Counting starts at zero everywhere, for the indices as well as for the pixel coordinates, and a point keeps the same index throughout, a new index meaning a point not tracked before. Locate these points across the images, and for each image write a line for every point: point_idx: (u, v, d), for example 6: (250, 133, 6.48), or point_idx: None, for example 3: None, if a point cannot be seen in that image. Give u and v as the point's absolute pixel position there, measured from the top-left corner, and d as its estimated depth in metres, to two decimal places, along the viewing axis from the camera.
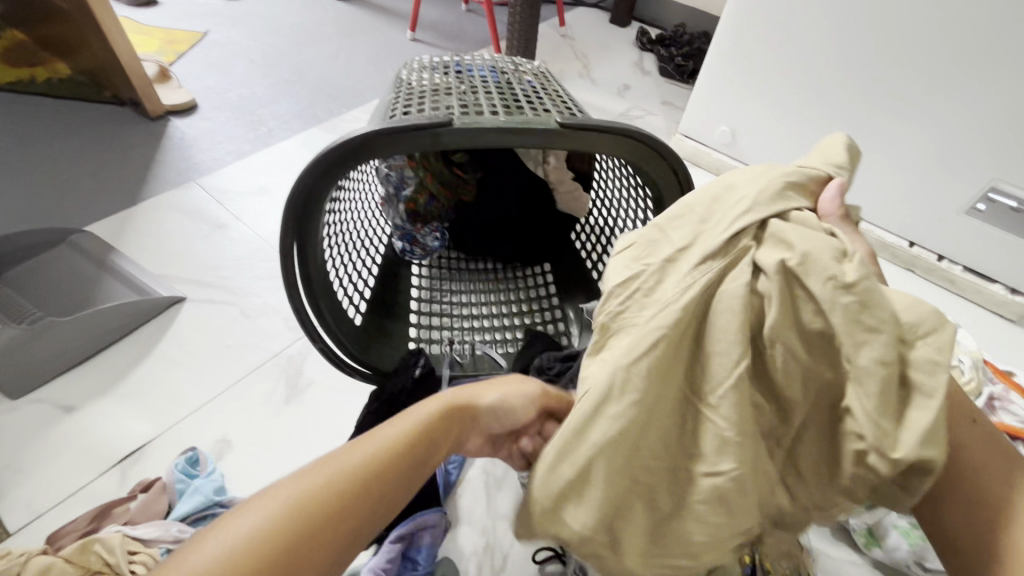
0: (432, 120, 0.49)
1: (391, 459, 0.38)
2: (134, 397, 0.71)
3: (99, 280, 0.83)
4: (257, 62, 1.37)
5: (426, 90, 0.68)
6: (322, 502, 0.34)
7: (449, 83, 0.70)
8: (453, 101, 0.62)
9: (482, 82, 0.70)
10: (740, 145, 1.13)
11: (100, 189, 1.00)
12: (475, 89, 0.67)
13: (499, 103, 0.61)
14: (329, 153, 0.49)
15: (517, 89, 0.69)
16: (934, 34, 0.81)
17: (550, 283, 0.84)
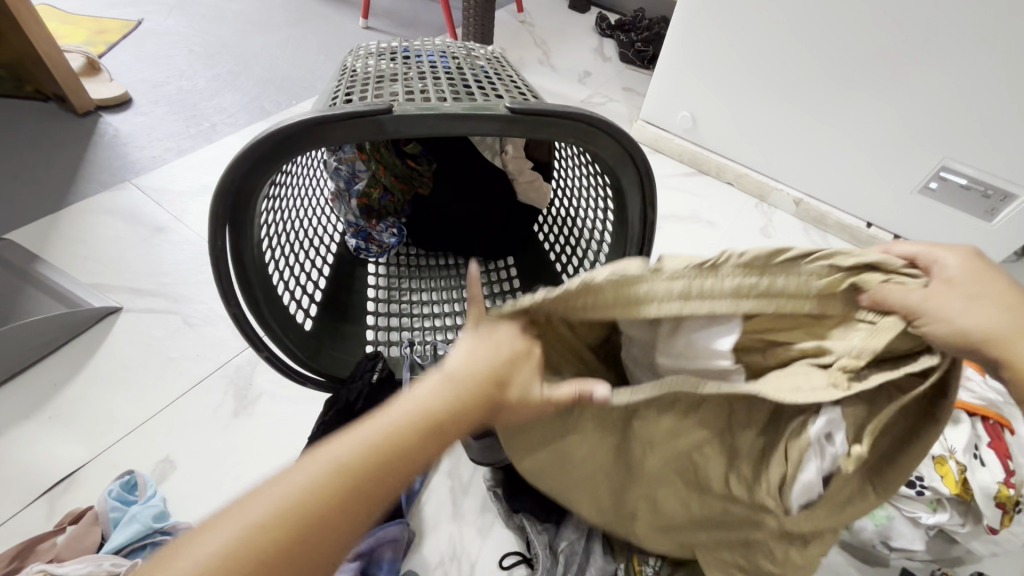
0: (372, 107, 0.45)
1: (376, 459, 0.30)
2: (64, 419, 0.65)
3: (21, 292, 0.76)
4: (197, 52, 1.29)
5: (372, 78, 0.64)
6: (280, 530, 0.27)
7: (395, 69, 0.66)
8: (398, 88, 0.58)
9: (431, 67, 0.67)
10: (701, 130, 1.12)
11: (23, 193, 0.92)
12: (423, 75, 0.64)
13: (447, 89, 0.58)
14: (259, 146, 0.45)
15: (468, 75, 0.66)
16: (889, 14, 0.80)
17: (513, 276, 0.82)
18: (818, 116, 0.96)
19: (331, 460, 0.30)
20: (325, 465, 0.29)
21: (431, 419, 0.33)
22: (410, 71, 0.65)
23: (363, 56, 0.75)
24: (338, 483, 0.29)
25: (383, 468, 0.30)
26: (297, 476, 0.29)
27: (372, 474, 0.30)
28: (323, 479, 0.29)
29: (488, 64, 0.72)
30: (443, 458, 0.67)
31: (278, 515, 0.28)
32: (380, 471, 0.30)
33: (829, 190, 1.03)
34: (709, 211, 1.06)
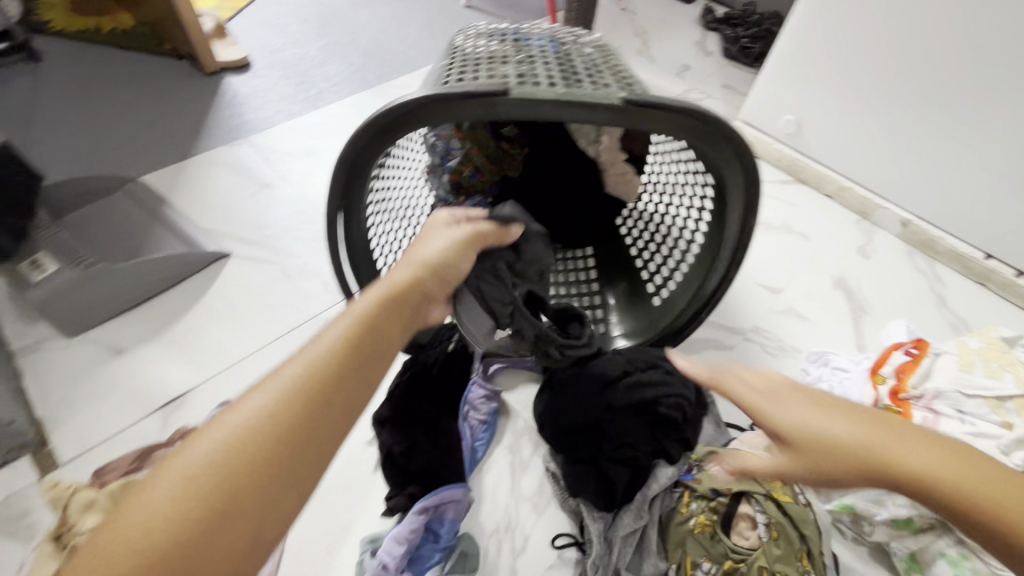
0: (488, 87, 0.47)
1: (300, 390, 0.36)
2: (178, 346, 0.73)
3: (151, 230, 0.85)
4: (311, 21, 1.36)
5: (482, 58, 0.65)
6: (233, 473, 0.32)
7: (506, 51, 0.67)
8: (509, 72, 0.59)
9: (540, 51, 0.67)
10: (805, 137, 1.05)
11: (156, 140, 1.02)
12: (533, 58, 0.64)
13: (557, 74, 0.58)
14: (379, 118, 0.48)
15: (577, 61, 0.66)
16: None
17: (590, 268, 0.82)
18: (946, 133, 0.88)
19: (242, 417, 0.34)
20: (252, 414, 0.34)
21: (348, 351, 0.39)
22: (519, 54, 0.66)
23: (471, 36, 0.76)
24: (280, 417, 0.35)
25: (323, 391, 0.37)
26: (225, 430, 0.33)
27: (307, 404, 0.36)
28: (259, 427, 0.34)
29: (594, 51, 0.72)
30: (506, 431, 0.69)
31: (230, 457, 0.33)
32: (312, 401, 0.36)
33: (945, 212, 0.94)
34: (803, 222, 1.00)
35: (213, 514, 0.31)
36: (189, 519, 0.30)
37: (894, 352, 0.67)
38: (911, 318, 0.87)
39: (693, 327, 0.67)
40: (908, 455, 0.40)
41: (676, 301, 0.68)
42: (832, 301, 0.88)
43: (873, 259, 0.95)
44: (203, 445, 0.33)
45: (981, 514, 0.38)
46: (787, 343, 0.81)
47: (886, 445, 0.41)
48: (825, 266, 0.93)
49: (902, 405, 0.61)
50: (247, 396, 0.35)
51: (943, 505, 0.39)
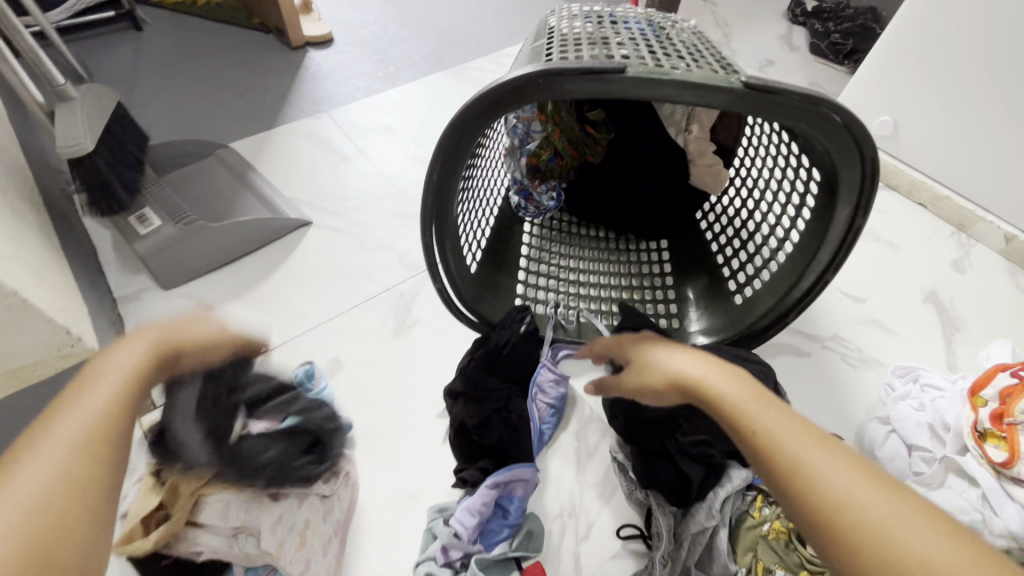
0: (605, 65, 0.46)
1: (109, 433, 0.37)
2: (262, 307, 0.77)
3: (239, 195, 0.88)
4: (391, 1, 1.38)
5: (582, 38, 0.64)
6: (57, 509, 0.32)
7: (605, 33, 0.66)
8: (614, 52, 0.58)
9: (640, 34, 0.66)
10: (901, 140, 0.99)
11: (244, 109, 1.06)
12: (634, 41, 0.63)
13: (663, 58, 0.57)
14: (491, 91, 0.47)
15: (678, 46, 0.64)
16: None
17: (664, 262, 0.80)
18: None
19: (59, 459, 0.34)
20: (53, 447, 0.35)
21: (130, 393, 0.40)
22: (620, 35, 0.64)
23: (565, 17, 0.75)
24: (90, 456, 0.35)
25: (119, 439, 0.37)
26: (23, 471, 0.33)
27: (110, 446, 0.36)
28: (69, 472, 0.34)
29: (694, 38, 0.70)
30: (573, 418, 0.69)
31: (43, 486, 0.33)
32: (123, 430, 0.38)
33: None
34: (892, 230, 0.95)
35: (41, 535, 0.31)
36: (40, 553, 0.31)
37: (998, 373, 0.62)
38: (1010, 339, 0.81)
39: (777, 328, 0.65)
40: (871, 506, 0.33)
41: (761, 300, 0.66)
42: (921, 315, 0.83)
43: (969, 275, 0.89)
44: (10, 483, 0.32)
45: (852, 519, 0.33)
46: (870, 355, 0.77)
47: (854, 491, 0.34)
48: (915, 278, 0.88)
49: (1006, 429, 0.57)
50: (30, 458, 0.34)
51: (803, 501, 0.35)
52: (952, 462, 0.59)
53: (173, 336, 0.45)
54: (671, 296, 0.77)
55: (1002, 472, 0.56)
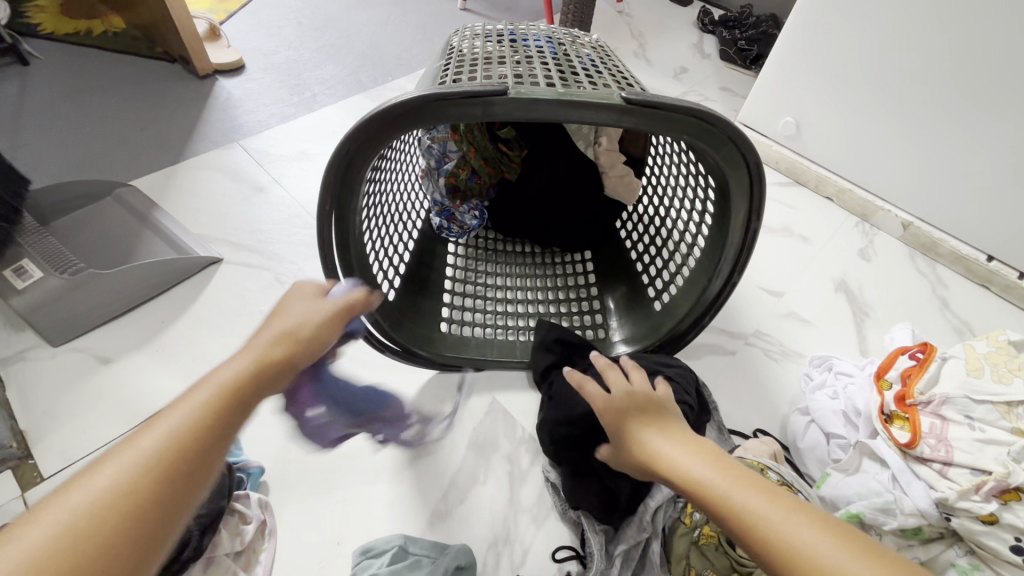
0: (486, 87, 0.45)
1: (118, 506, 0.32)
2: (168, 355, 0.72)
3: (140, 235, 0.83)
4: (305, 24, 1.35)
5: (478, 59, 0.63)
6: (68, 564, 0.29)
7: (502, 52, 0.66)
8: (507, 71, 0.57)
9: (537, 52, 0.66)
10: (804, 139, 1.04)
11: (146, 143, 1.00)
12: (530, 59, 0.63)
13: (556, 75, 0.58)
14: (373, 119, 0.46)
15: (575, 62, 0.65)
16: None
17: (589, 272, 0.81)
18: (944, 134, 0.87)
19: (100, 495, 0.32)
20: (163, 438, 0.35)
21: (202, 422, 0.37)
22: (516, 54, 0.64)
23: (465, 38, 0.74)
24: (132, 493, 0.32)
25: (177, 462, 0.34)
26: (144, 444, 0.34)
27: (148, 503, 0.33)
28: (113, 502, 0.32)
29: (592, 53, 0.71)
30: (503, 442, 0.68)
31: (94, 516, 0.31)
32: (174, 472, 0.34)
33: (949, 214, 0.93)
34: (803, 225, 0.99)
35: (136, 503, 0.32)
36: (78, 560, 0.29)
37: (900, 357, 0.66)
38: (913, 321, 0.85)
39: (695, 332, 0.66)
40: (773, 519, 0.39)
41: (677, 305, 0.66)
42: (833, 304, 0.87)
43: (874, 262, 0.94)
44: (90, 485, 0.32)
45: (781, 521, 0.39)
46: (790, 348, 0.80)
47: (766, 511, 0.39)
48: (826, 268, 0.92)
49: (908, 409, 0.60)
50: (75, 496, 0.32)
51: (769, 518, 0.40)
52: (864, 446, 0.61)
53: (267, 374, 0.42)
54: (596, 306, 0.77)
55: (907, 452, 0.58)
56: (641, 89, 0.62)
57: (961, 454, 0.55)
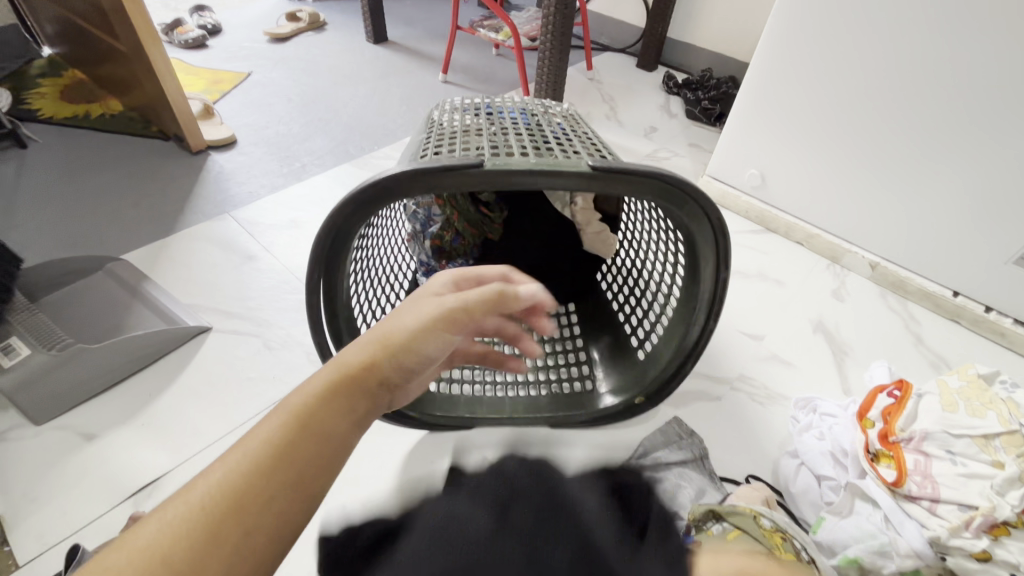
0: (463, 160, 0.49)
1: (183, 529, 0.32)
2: (152, 428, 0.71)
3: (130, 307, 0.84)
4: (295, 100, 1.44)
5: (459, 133, 0.68)
6: (166, 563, 0.31)
7: (479, 125, 0.71)
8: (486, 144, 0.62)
9: (512, 124, 0.72)
10: (770, 189, 1.10)
11: (138, 217, 1.03)
12: (505, 131, 0.69)
13: (529, 145, 0.63)
14: (359, 194, 0.49)
15: (547, 132, 0.71)
16: (991, 74, 0.77)
17: (573, 323, 0.83)
18: (895, 180, 0.92)
19: (177, 511, 0.33)
20: (214, 482, 0.34)
21: (295, 439, 0.37)
22: (494, 127, 0.69)
23: (447, 112, 0.79)
24: (201, 518, 0.33)
25: (267, 479, 0.35)
26: (195, 493, 0.34)
27: (221, 519, 0.33)
28: (168, 549, 0.31)
29: (564, 123, 0.76)
30: None
31: (175, 538, 0.32)
32: (270, 479, 0.35)
33: (911, 254, 0.97)
34: (777, 269, 1.03)
35: (219, 535, 0.32)
36: (175, 556, 0.31)
37: (878, 395, 0.67)
38: (890, 358, 0.88)
39: (679, 379, 0.67)
40: None
41: (659, 354, 0.68)
42: (812, 345, 0.89)
43: (848, 301, 0.98)
44: (162, 518, 0.33)
45: None
46: (775, 391, 0.81)
47: None
48: (802, 310, 0.95)
49: (893, 447, 0.61)
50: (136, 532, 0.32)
51: None
52: (854, 488, 0.60)
53: (360, 390, 0.40)
54: (583, 357, 0.78)
55: (896, 491, 0.58)
56: (611, 154, 0.68)
57: (947, 490, 0.55)
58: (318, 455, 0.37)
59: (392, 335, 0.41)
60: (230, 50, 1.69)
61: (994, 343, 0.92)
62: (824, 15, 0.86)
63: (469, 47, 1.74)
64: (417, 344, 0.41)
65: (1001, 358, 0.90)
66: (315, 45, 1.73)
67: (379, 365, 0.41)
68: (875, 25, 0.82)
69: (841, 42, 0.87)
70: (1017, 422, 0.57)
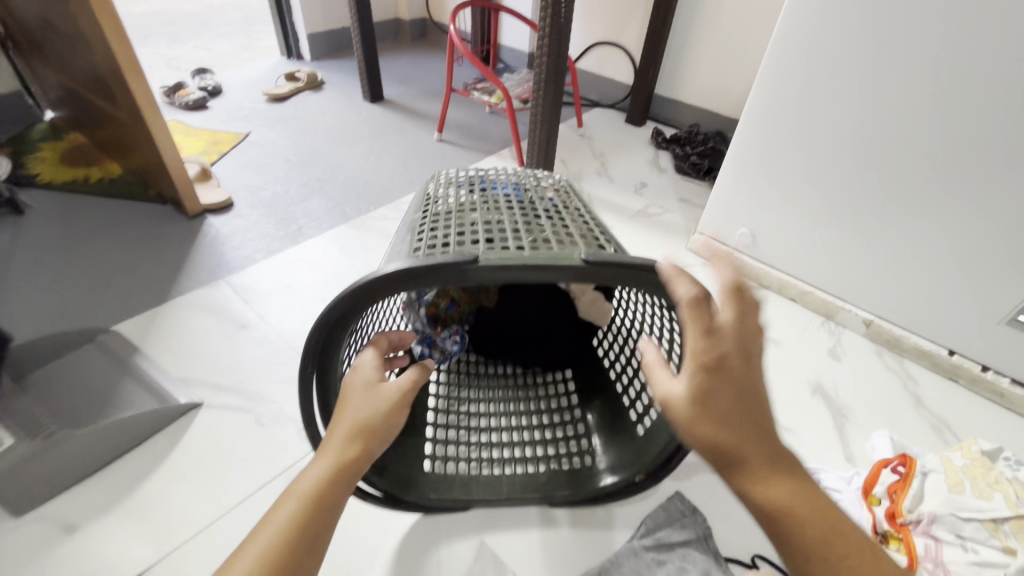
0: (457, 258, 0.49)
1: None
2: (136, 517, 0.68)
3: (120, 383, 0.83)
4: (292, 160, 1.46)
5: (453, 211, 0.69)
6: None
7: (473, 203, 0.72)
8: (480, 226, 0.62)
9: (504, 201, 0.72)
10: (761, 247, 1.11)
11: (132, 285, 1.03)
12: (498, 209, 0.69)
13: (522, 226, 0.63)
14: (353, 293, 0.49)
15: (539, 208, 0.71)
16: (969, 144, 0.79)
17: (571, 391, 0.82)
18: (885, 241, 0.94)
19: None
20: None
21: (301, 523, 0.45)
22: (488, 204, 0.70)
23: (442, 186, 0.80)
24: None
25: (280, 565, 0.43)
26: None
27: None
28: None
29: (557, 197, 0.77)
30: None
31: None
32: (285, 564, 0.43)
33: (904, 313, 0.98)
34: (773, 328, 1.03)
35: None
36: None
37: (883, 471, 0.66)
38: (892, 422, 0.87)
39: (680, 458, 0.64)
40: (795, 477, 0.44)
41: (660, 431, 0.65)
42: (812, 409, 0.88)
43: (845, 361, 0.98)
44: None
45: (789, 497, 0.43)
46: None
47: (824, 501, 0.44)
48: (799, 371, 0.95)
49: (901, 529, 0.59)
50: None
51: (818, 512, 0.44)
52: None
53: (342, 474, 0.48)
54: (581, 430, 0.76)
55: None
56: (606, 232, 0.70)
57: None
58: (319, 534, 0.45)
59: (365, 423, 0.50)
60: (229, 110, 1.73)
61: (994, 402, 0.92)
62: (807, 88, 0.90)
63: (463, 104, 1.79)
64: (385, 421, 0.51)
65: (1002, 419, 0.90)
66: (313, 105, 1.78)
67: (364, 454, 0.49)
68: (854, 98, 0.86)
69: (822, 111, 0.90)
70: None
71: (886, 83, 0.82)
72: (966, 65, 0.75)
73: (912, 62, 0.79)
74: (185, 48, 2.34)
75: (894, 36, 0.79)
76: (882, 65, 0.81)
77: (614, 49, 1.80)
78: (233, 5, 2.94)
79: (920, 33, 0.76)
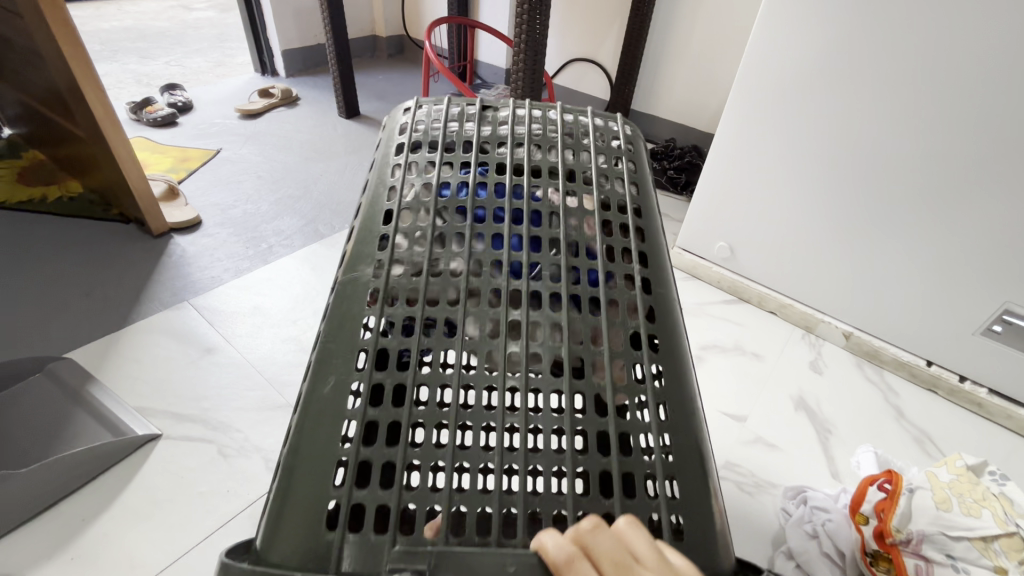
0: None
1: None
2: (84, 562, 0.63)
3: (71, 415, 0.77)
4: (264, 177, 1.43)
5: (424, 264, 0.45)
6: None
7: (461, 286, 0.44)
8: (457, 349, 0.40)
9: (514, 289, 0.44)
10: (740, 260, 1.11)
11: (89, 309, 0.97)
12: (500, 326, 0.42)
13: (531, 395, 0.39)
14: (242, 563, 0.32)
15: (569, 314, 0.44)
16: (937, 158, 0.81)
17: None
18: (860, 251, 0.94)
19: None
20: None
21: None
22: (484, 306, 0.43)
23: (427, 150, 0.52)
24: None
25: None
26: None
27: None
28: None
29: (600, 217, 0.50)
30: None
31: None
32: None
33: (882, 325, 0.98)
34: (754, 342, 1.03)
35: None
36: None
37: (869, 488, 0.64)
38: (874, 435, 0.86)
39: None
40: None
41: None
42: (795, 424, 0.87)
43: (826, 374, 0.97)
44: None
45: None
46: (763, 478, 0.78)
47: None
48: (781, 386, 0.94)
49: (891, 549, 0.57)
50: None
51: None
52: None
53: None
54: None
55: None
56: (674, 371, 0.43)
57: None
58: None
59: None
60: (200, 126, 1.69)
61: (972, 413, 0.92)
62: (780, 103, 0.91)
63: None
64: None
65: (980, 429, 0.90)
66: (287, 121, 1.74)
67: None
68: (828, 110, 0.87)
69: (794, 125, 0.91)
70: (1014, 522, 0.54)
71: (854, 99, 0.84)
72: (931, 79, 0.77)
73: (879, 78, 0.80)
74: (156, 64, 2.29)
75: (860, 52, 0.80)
76: (849, 80, 0.83)
77: (590, 66, 1.81)
78: (207, 22, 2.90)
79: (884, 51, 0.79)
